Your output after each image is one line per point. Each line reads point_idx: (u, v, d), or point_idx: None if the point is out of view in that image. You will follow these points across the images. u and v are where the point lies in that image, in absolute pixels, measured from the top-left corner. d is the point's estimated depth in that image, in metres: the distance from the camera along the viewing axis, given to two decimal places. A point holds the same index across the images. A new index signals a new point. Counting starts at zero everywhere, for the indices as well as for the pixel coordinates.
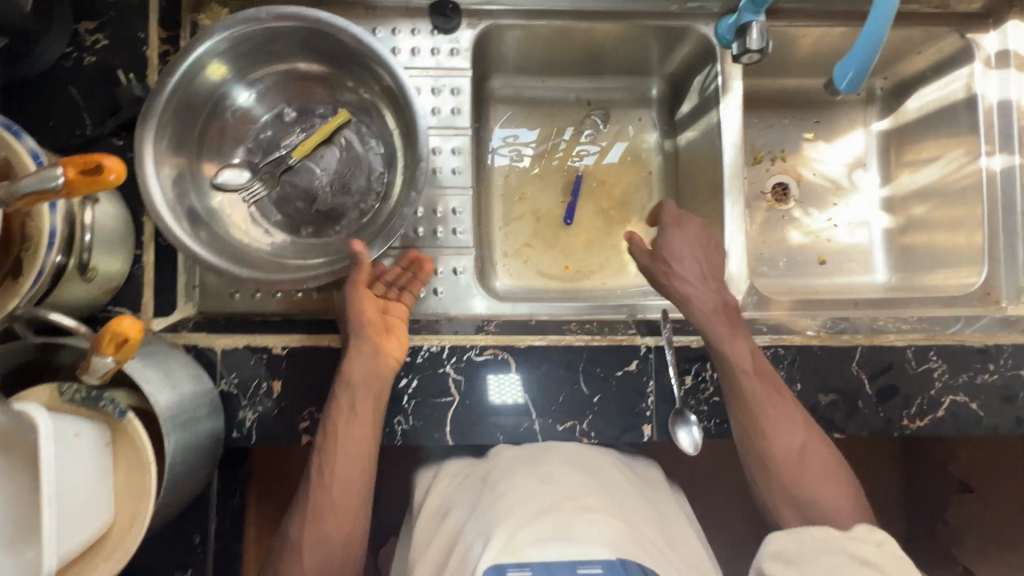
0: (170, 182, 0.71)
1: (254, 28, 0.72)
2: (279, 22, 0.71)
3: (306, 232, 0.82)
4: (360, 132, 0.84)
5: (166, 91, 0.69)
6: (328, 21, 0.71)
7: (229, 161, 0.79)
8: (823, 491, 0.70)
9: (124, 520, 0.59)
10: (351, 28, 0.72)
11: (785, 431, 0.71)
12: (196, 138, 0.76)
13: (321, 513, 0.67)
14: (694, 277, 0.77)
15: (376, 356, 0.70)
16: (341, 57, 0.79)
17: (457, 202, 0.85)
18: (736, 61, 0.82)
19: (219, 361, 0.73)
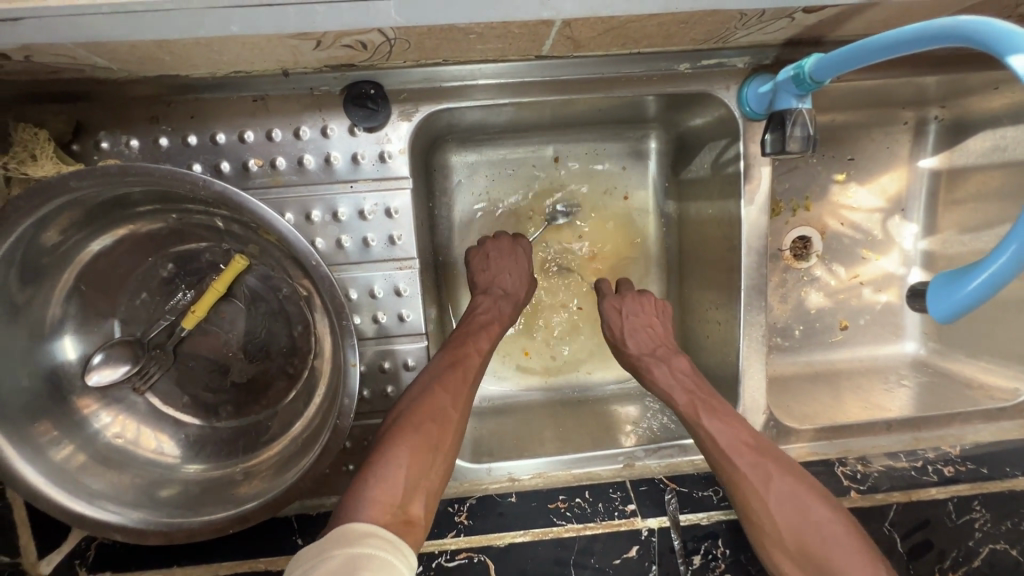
0: (21, 420, 0.53)
1: (65, 197, 0.49)
2: (104, 184, 0.48)
3: (225, 412, 0.65)
4: (266, 275, 0.63)
5: None
6: (172, 174, 0.48)
7: (94, 359, 0.58)
8: (842, 543, 0.55)
9: None
10: (210, 181, 0.49)
11: (809, 518, 0.57)
12: (45, 330, 0.56)
13: (426, 429, 0.58)
14: (686, 365, 0.70)
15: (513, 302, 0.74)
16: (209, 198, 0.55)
17: (411, 354, 0.67)
18: (768, 156, 0.61)
19: None
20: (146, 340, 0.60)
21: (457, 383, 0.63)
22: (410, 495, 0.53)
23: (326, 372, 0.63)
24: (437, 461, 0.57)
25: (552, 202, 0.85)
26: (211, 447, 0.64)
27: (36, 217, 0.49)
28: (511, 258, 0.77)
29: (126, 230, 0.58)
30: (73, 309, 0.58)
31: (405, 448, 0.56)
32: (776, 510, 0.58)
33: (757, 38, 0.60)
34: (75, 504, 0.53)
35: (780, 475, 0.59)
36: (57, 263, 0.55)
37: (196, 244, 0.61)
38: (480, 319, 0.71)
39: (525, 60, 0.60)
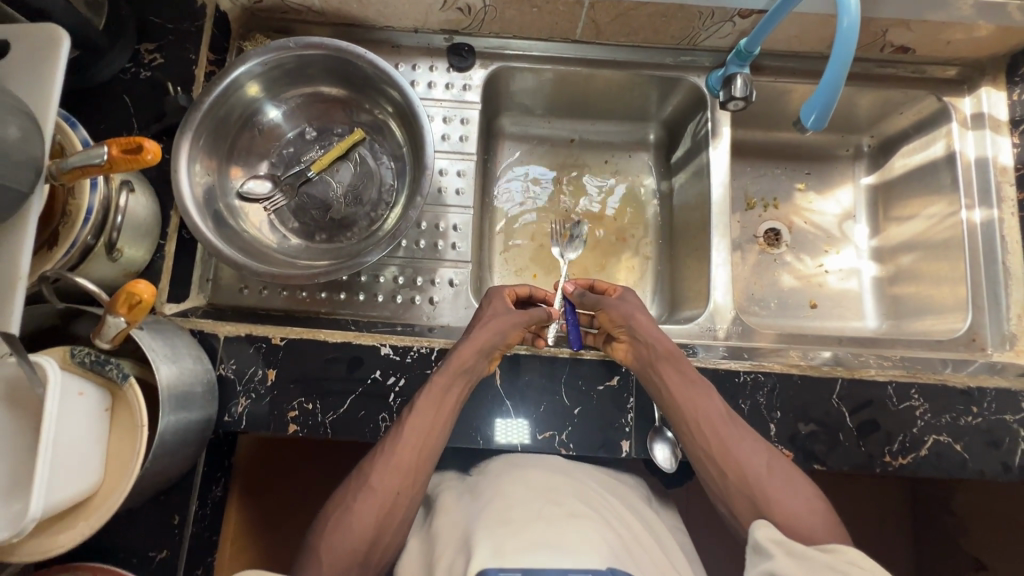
0: (200, 185, 0.79)
1: (283, 56, 0.81)
2: (306, 50, 0.81)
3: (319, 238, 0.88)
4: (373, 149, 0.91)
5: (205, 105, 0.78)
6: (348, 50, 0.81)
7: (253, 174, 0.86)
8: (786, 497, 0.65)
9: (109, 485, 0.62)
10: (367, 55, 0.81)
11: (760, 468, 0.67)
12: (228, 146, 0.85)
13: (367, 502, 0.67)
14: (657, 329, 0.76)
15: (487, 351, 0.74)
16: (358, 82, 0.87)
17: (458, 220, 0.91)
18: (724, 106, 0.90)
19: (220, 348, 0.77)
20: (286, 174, 0.88)
21: (410, 452, 0.69)
22: (353, 566, 0.65)
23: (398, 213, 0.87)
24: (388, 529, 0.67)
25: (575, 171, 1.13)
26: (304, 257, 0.86)
27: (261, 64, 0.81)
28: (496, 312, 0.77)
29: (294, 103, 0.89)
30: (247, 144, 0.87)
31: (347, 527, 0.66)
32: (739, 469, 0.67)
33: (715, 41, 0.93)
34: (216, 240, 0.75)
35: (740, 438, 0.69)
36: (249, 108, 0.86)
37: (334, 122, 0.91)
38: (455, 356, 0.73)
39: (564, 42, 0.96)
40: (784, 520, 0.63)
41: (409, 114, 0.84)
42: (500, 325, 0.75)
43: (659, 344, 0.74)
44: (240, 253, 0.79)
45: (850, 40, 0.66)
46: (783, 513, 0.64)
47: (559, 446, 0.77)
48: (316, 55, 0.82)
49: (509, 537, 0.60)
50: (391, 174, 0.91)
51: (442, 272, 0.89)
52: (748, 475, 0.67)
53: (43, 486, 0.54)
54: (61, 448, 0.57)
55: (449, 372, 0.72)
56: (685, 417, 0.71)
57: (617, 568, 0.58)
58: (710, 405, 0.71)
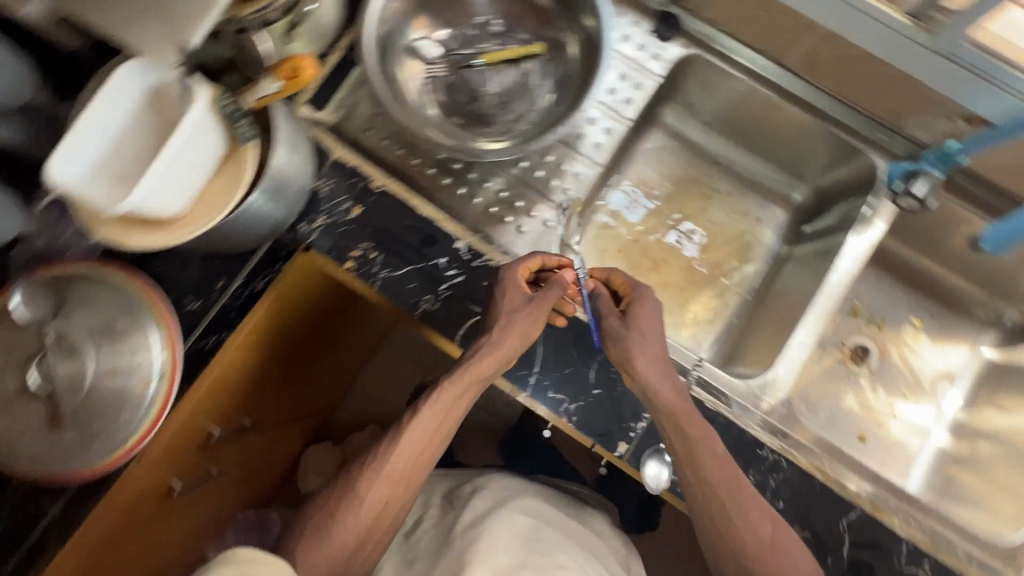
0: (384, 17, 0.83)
1: None
2: None
3: (454, 120, 0.90)
4: (542, 68, 0.92)
5: None
6: None
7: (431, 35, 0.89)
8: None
9: (191, 218, 0.67)
10: None
11: (762, 543, 0.68)
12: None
13: (357, 509, 0.71)
14: (668, 371, 0.72)
15: (503, 362, 0.73)
16: (564, 1, 0.87)
17: (581, 170, 0.91)
18: (895, 198, 0.87)
19: (328, 166, 0.82)
20: (456, 51, 0.90)
21: (406, 463, 0.74)
22: (337, 570, 0.70)
23: (533, 131, 0.89)
24: (377, 533, 0.73)
25: (705, 192, 1.10)
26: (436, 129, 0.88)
27: None
28: (513, 310, 0.73)
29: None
30: (438, 7, 0.90)
31: (335, 532, 0.70)
32: (733, 533, 0.68)
33: (921, 131, 0.87)
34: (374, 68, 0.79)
35: (743, 505, 0.69)
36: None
37: (521, 26, 0.92)
38: (472, 363, 0.73)
39: (770, 60, 0.92)
40: None
41: (597, 48, 0.83)
42: (516, 337, 0.73)
43: (659, 399, 0.70)
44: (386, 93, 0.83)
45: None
46: None
47: (562, 412, 0.76)
48: None
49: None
50: (546, 98, 0.91)
51: (541, 210, 0.89)
52: (742, 541, 0.68)
53: (147, 184, 0.59)
54: (177, 166, 0.62)
55: (460, 384, 0.74)
56: (688, 472, 0.70)
57: None
58: (717, 467, 0.69)
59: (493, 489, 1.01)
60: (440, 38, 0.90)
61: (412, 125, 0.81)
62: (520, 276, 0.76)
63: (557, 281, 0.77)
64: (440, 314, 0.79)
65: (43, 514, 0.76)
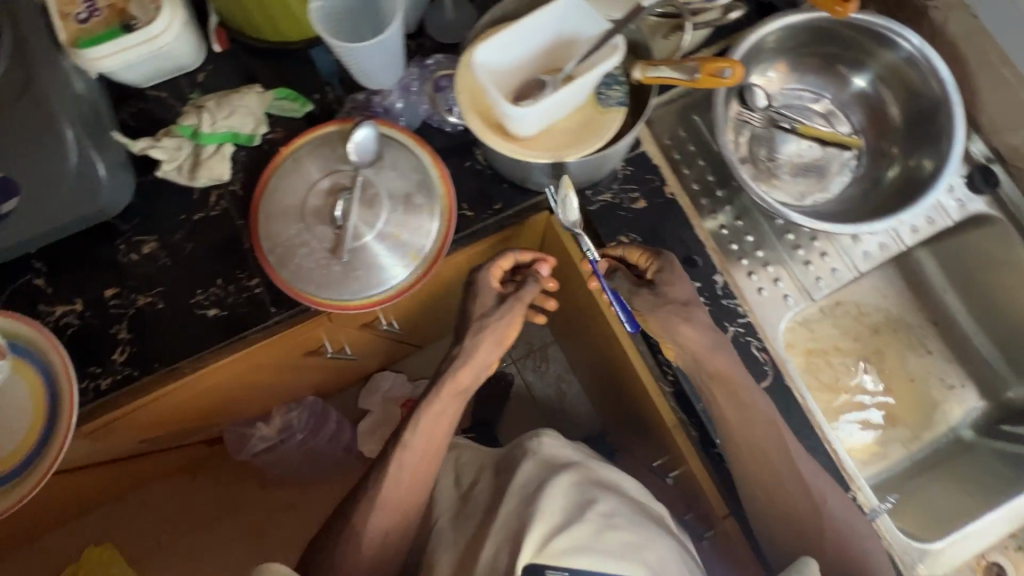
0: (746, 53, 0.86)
1: (893, 44, 0.85)
2: (917, 58, 0.83)
3: (745, 167, 0.92)
4: (845, 161, 0.93)
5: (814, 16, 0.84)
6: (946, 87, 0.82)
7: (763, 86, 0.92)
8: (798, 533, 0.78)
9: (535, 142, 0.73)
10: (956, 108, 0.82)
11: (801, 501, 0.77)
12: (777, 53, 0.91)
13: (391, 492, 0.82)
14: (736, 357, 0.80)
15: (483, 365, 0.85)
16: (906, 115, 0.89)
17: (838, 267, 0.91)
18: None
19: (633, 153, 0.86)
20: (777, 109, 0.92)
21: (419, 453, 0.83)
22: (397, 542, 0.82)
23: (813, 210, 0.90)
24: (409, 514, 0.83)
25: (914, 342, 1.06)
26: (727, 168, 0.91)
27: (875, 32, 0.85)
28: (489, 312, 0.84)
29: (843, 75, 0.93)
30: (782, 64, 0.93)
31: (372, 517, 0.81)
32: (805, 513, 0.78)
33: None
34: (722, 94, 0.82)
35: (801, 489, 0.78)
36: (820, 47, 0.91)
37: (846, 117, 0.94)
38: (462, 362, 0.84)
39: None
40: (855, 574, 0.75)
41: (926, 170, 0.84)
42: (502, 328, 0.85)
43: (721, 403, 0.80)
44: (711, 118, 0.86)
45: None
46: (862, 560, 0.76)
47: None
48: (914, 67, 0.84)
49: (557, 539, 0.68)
50: (838, 189, 0.92)
51: (786, 283, 0.90)
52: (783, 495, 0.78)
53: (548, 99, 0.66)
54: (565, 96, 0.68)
55: (443, 390, 0.84)
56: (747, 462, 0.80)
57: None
58: (770, 453, 0.78)
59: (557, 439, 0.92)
60: (770, 92, 0.93)
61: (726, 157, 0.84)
62: (492, 276, 0.85)
63: (532, 278, 0.86)
64: None
65: (269, 318, 0.81)
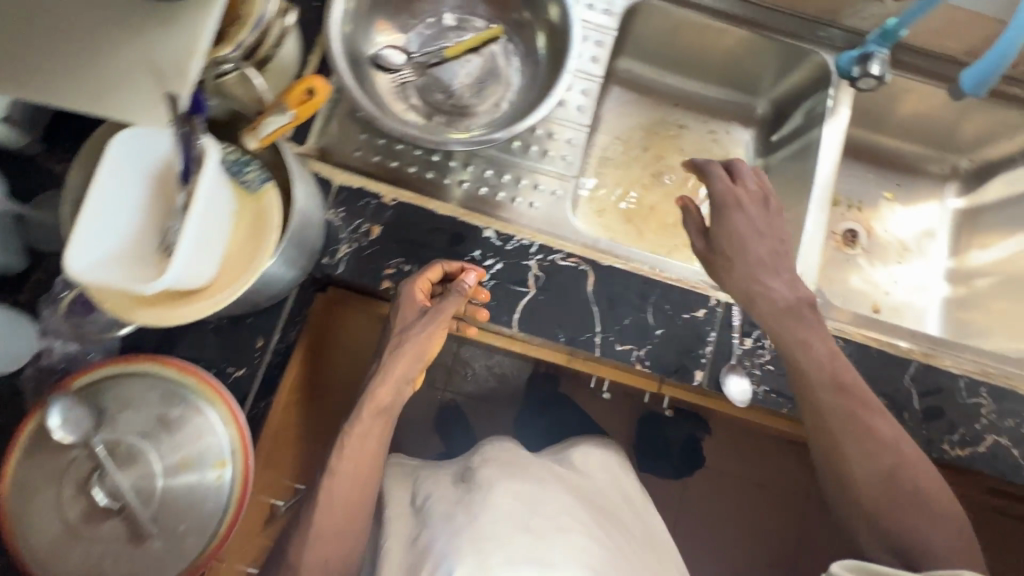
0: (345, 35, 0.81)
1: None
2: None
3: (437, 119, 0.89)
4: (505, 49, 0.92)
5: None
6: None
7: (391, 44, 0.88)
8: (960, 556, 0.67)
9: (225, 279, 0.63)
10: None
11: (878, 490, 0.71)
12: (369, 13, 0.87)
13: (336, 516, 0.75)
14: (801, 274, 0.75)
15: (403, 382, 0.75)
16: None
17: (572, 135, 0.92)
18: (853, 83, 0.91)
19: (333, 194, 0.79)
20: (418, 53, 0.89)
21: (357, 482, 0.76)
22: None
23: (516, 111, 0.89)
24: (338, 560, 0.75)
25: (673, 130, 1.15)
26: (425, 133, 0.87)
27: None
28: (407, 323, 0.75)
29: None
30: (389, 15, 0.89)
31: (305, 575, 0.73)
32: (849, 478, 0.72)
33: (856, 20, 0.95)
34: (345, 78, 0.76)
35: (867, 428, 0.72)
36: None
37: (474, 13, 0.92)
38: (387, 379, 0.74)
39: None
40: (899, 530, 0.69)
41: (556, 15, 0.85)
42: (413, 352, 0.74)
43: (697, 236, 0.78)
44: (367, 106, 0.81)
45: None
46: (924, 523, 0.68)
47: (635, 360, 0.78)
48: None
49: (494, 555, 0.79)
50: (519, 75, 0.92)
51: (547, 181, 0.89)
52: (858, 487, 0.72)
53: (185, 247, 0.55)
54: (203, 224, 0.59)
55: (367, 413, 0.75)
56: (796, 367, 0.74)
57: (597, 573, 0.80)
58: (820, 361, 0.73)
59: (501, 462, 0.99)
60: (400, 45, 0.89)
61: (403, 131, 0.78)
62: (416, 291, 0.75)
63: (455, 289, 0.74)
64: (490, 305, 0.78)
65: None
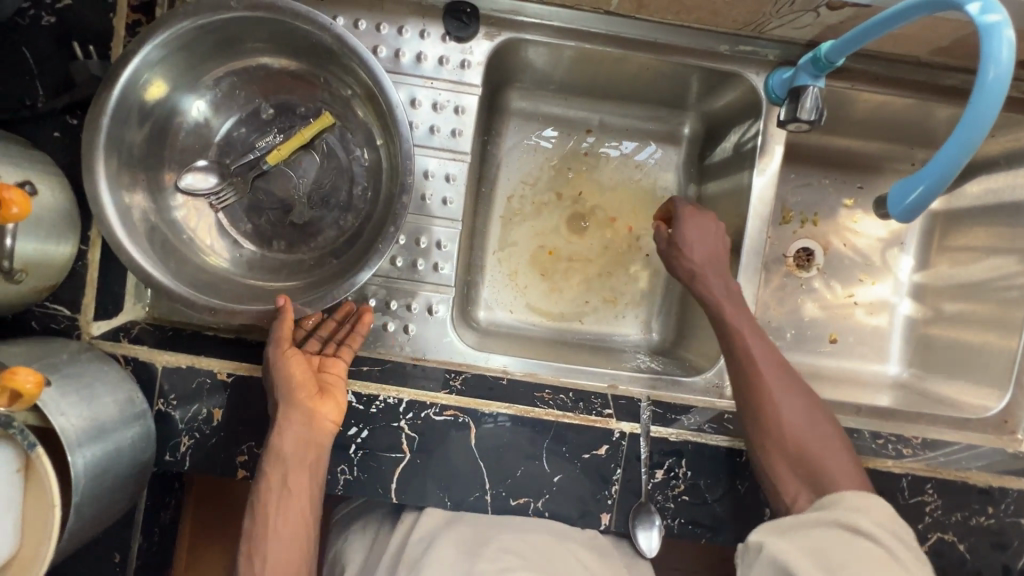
0: (125, 182, 0.65)
1: (215, 16, 0.62)
2: (250, 12, 0.62)
3: (276, 246, 0.74)
4: (344, 137, 0.74)
5: (118, 86, 0.61)
6: (306, 15, 0.62)
7: (194, 164, 0.70)
8: (852, 478, 0.62)
9: (28, 554, 0.55)
10: (331, 26, 0.62)
11: (800, 442, 0.64)
12: (156, 133, 0.68)
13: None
14: (720, 284, 0.73)
15: (303, 417, 0.62)
16: (322, 55, 0.68)
17: (444, 235, 0.76)
18: (781, 125, 0.71)
19: (158, 379, 0.67)
20: (234, 166, 0.71)
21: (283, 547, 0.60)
22: None
23: (370, 231, 0.72)
24: None
25: (588, 165, 0.96)
26: (264, 270, 0.73)
27: (185, 30, 0.63)
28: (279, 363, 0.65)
29: (251, 69, 0.72)
30: (184, 125, 0.70)
31: None
32: (804, 447, 0.64)
33: (787, 30, 0.73)
34: (132, 253, 0.62)
35: (796, 394, 0.67)
36: (189, 77, 0.68)
37: (297, 97, 0.73)
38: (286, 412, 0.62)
39: (594, 12, 0.75)
40: (814, 466, 0.63)
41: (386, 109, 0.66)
42: (298, 379, 0.63)
43: (694, 254, 0.75)
44: (173, 267, 0.66)
45: (974, 136, 0.48)
46: (816, 462, 0.63)
47: (534, 514, 0.70)
48: (263, 18, 0.64)
49: None
50: (367, 172, 0.75)
51: (421, 298, 0.76)
52: (784, 434, 0.65)
53: None
54: None
55: (275, 459, 0.61)
56: (731, 345, 0.70)
57: None
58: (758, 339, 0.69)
59: None
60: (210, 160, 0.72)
61: (224, 297, 0.66)
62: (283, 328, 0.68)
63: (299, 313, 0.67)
64: (362, 479, 0.69)
65: None
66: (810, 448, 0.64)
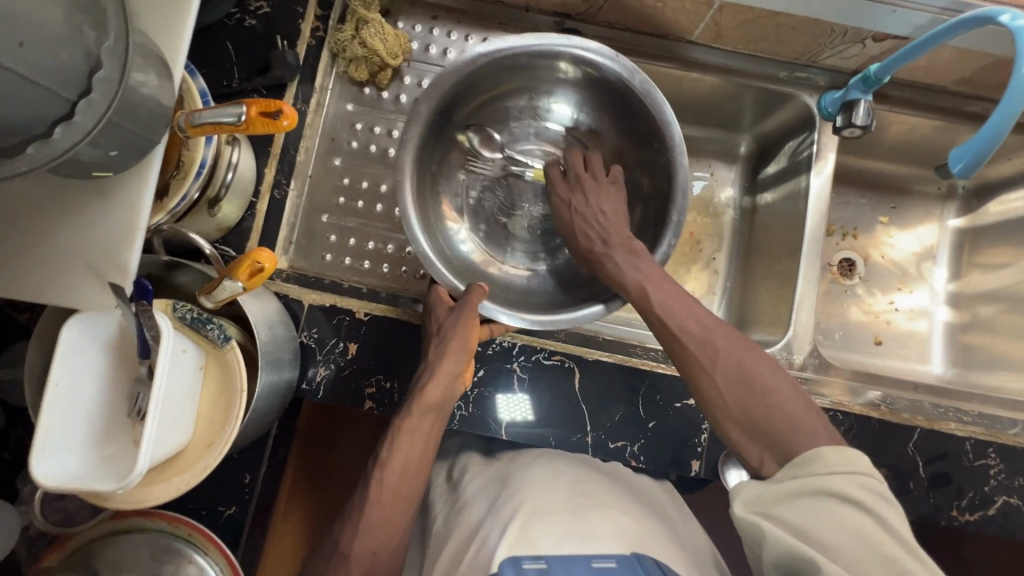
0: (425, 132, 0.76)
1: (641, 92, 0.74)
2: (646, 100, 0.73)
3: (480, 230, 0.87)
4: None
5: (482, 60, 0.73)
6: (665, 117, 0.73)
7: (485, 129, 0.84)
8: (813, 432, 0.56)
9: (201, 443, 0.62)
10: (670, 120, 0.72)
11: (737, 400, 0.59)
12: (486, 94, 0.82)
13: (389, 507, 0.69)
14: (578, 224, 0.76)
15: (454, 377, 0.71)
16: (644, 148, 0.80)
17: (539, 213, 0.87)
18: (838, 131, 0.88)
19: (302, 316, 0.77)
20: (512, 165, 0.85)
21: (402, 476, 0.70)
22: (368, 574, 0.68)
23: (573, 282, 0.84)
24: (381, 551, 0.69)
25: None
26: (473, 242, 0.87)
27: (608, 74, 0.76)
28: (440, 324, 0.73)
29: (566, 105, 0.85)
30: (499, 107, 0.85)
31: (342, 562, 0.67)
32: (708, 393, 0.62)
33: (836, 60, 0.89)
34: (411, 221, 0.73)
35: (725, 352, 0.62)
36: (506, 83, 0.81)
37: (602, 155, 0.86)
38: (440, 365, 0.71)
39: (678, 41, 0.92)
40: (758, 419, 0.58)
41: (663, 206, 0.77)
42: (459, 345, 0.71)
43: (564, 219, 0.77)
44: (424, 213, 0.79)
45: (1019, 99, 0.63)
46: (760, 414, 0.58)
47: (630, 457, 0.77)
48: (648, 111, 0.75)
49: (539, 526, 0.64)
50: None
51: None
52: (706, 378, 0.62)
53: (150, 443, 0.53)
54: (169, 402, 0.57)
55: (420, 406, 0.70)
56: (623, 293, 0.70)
57: (643, 554, 0.61)
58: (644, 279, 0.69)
59: None
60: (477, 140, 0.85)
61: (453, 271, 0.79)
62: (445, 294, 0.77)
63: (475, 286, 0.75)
64: (475, 415, 0.77)
65: None
66: (765, 414, 0.58)
